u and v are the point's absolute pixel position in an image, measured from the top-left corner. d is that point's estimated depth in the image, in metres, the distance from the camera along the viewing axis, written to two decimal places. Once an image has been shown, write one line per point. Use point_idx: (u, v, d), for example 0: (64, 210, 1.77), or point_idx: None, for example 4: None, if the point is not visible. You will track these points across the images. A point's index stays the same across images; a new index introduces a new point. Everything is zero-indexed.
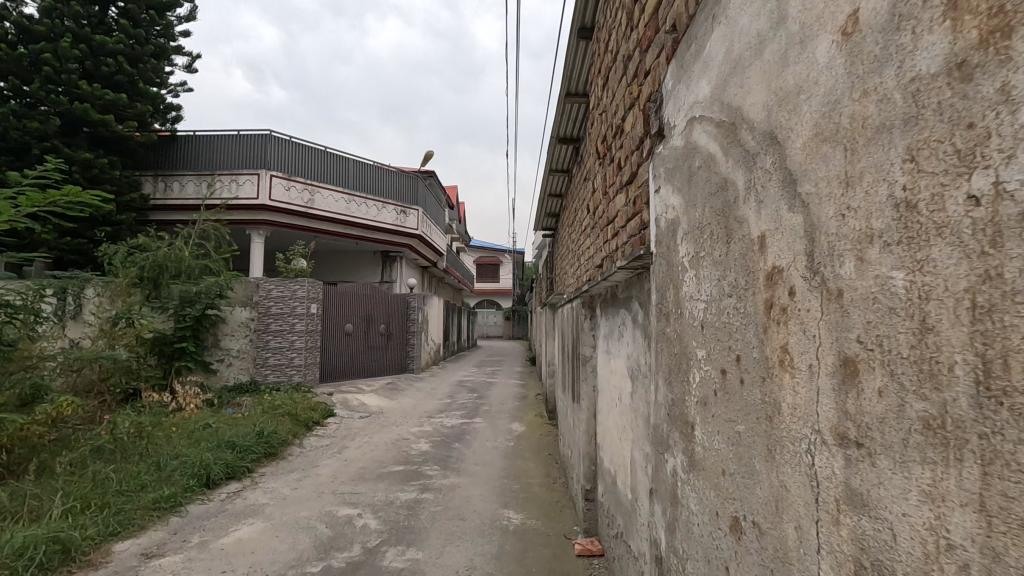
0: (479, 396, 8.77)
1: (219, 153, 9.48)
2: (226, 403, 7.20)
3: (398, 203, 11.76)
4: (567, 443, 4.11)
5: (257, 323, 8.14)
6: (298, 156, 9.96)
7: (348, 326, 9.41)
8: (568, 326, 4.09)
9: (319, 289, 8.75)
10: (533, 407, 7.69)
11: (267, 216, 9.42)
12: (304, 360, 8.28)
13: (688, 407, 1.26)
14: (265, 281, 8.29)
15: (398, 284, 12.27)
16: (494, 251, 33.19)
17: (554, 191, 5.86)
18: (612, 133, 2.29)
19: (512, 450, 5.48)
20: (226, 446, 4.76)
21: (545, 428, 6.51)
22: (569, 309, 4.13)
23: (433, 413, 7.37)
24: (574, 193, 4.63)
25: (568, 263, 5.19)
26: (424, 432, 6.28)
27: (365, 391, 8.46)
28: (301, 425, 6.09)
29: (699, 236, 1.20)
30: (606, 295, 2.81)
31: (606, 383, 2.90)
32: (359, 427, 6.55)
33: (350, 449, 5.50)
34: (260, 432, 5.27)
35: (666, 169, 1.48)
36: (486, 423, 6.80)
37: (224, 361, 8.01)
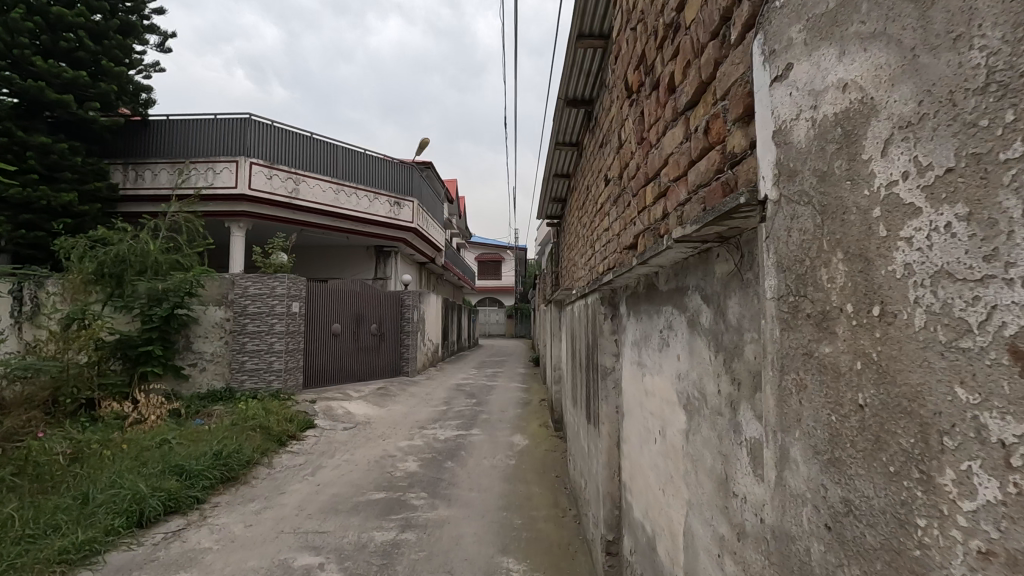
0: (478, 402, 8.01)
1: (194, 139, 8.73)
2: (195, 413, 6.47)
3: (392, 194, 11.01)
4: (581, 473, 3.35)
5: (233, 324, 7.40)
6: (282, 142, 9.22)
7: (336, 326, 8.65)
8: (581, 329, 3.34)
9: (302, 285, 7.95)
10: (537, 416, 6.93)
11: (247, 208, 8.69)
12: (285, 363, 7.47)
13: (933, 556, 0.51)
14: (241, 278, 7.52)
15: (392, 282, 11.55)
16: (495, 247, 32.36)
17: (559, 173, 5.11)
18: (656, 43, 1.55)
19: (514, 471, 4.72)
20: (172, 471, 4.02)
21: (551, 442, 5.75)
22: (582, 307, 3.37)
23: (426, 424, 6.61)
24: (586, 169, 3.88)
25: (578, 254, 4.46)
26: (413, 448, 5.51)
27: (352, 398, 7.71)
28: (272, 441, 5.34)
29: (991, 114, 0.46)
30: (639, 288, 2.07)
31: (638, 409, 2.14)
32: (341, 441, 5.80)
33: (325, 471, 4.75)
34: (218, 451, 4.51)
35: (813, 23, 0.73)
36: (484, 436, 6.03)
37: (197, 365, 7.28)
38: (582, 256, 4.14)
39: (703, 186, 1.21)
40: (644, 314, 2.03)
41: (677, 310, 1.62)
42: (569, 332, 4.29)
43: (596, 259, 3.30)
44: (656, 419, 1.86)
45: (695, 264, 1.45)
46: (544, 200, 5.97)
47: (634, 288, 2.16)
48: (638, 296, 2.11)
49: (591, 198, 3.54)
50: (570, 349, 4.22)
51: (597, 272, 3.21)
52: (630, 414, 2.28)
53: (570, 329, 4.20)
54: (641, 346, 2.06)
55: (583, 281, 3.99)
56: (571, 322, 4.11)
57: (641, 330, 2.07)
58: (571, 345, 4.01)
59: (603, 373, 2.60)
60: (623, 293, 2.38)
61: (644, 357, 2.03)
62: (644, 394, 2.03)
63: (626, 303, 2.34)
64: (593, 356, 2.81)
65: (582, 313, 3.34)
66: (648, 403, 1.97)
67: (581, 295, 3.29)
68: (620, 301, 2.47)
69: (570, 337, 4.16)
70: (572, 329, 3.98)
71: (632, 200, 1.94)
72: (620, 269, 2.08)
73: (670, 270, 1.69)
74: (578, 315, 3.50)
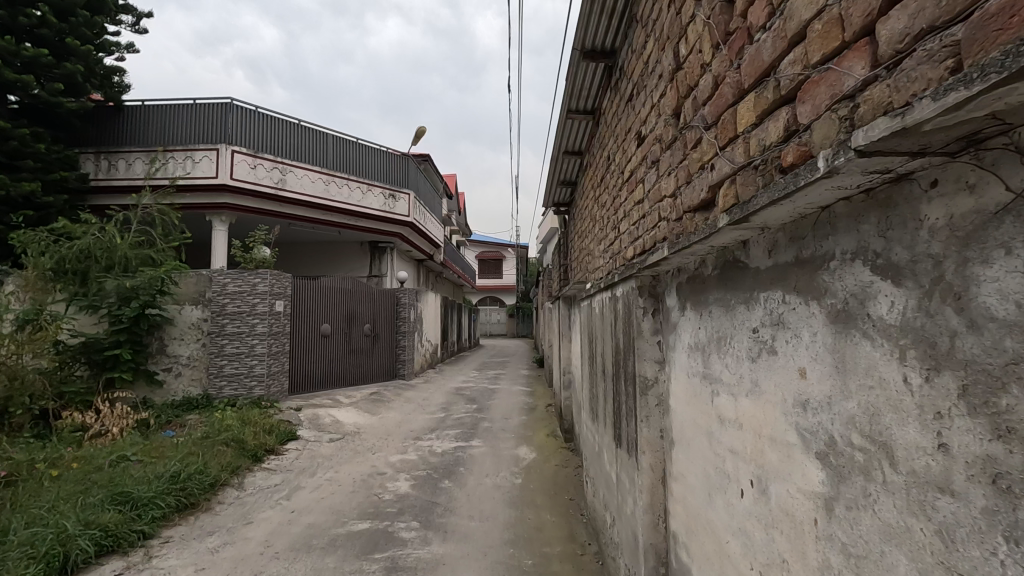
0: (478, 409, 7.39)
1: (172, 125, 8.10)
2: (166, 423, 5.84)
3: (386, 185, 10.38)
4: (605, 504, 2.74)
5: (210, 325, 6.76)
6: (267, 130, 8.58)
7: (325, 326, 8.03)
8: (605, 329, 2.71)
9: (286, 282, 7.31)
10: (544, 425, 6.30)
11: (229, 200, 8.07)
12: (269, 368, 6.83)
13: None
14: (219, 274, 6.86)
15: (388, 280, 10.93)
16: (495, 245, 31.65)
17: (570, 150, 4.46)
18: None
19: (520, 493, 4.11)
20: (116, 500, 3.37)
21: (560, 455, 5.14)
22: (605, 300, 2.75)
23: (422, 434, 5.99)
24: (606, 136, 3.24)
25: (594, 242, 3.84)
26: (406, 464, 4.89)
27: (341, 405, 7.08)
28: (244, 456, 4.71)
29: None
30: (709, 269, 1.47)
31: (704, 441, 1.52)
32: (325, 455, 5.18)
33: (303, 494, 4.13)
34: (175, 472, 3.88)
35: None
36: (486, 448, 5.41)
37: (172, 370, 6.66)
38: (600, 241, 3.51)
39: (944, 24, 0.58)
40: (720, 306, 1.41)
41: (802, 299, 1.00)
42: (585, 332, 3.67)
43: (625, 243, 2.67)
44: (747, 465, 1.23)
45: (858, 213, 0.82)
46: (550, 185, 5.33)
47: (700, 269, 1.53)
48: (707, 279, 1.49)
49: (616, 169, 2.90)
50: (586, 352, 3.59)
51: (630, 257, 2.57)
52: (689, 447, 1.66)
53: (586, 327, 3.57)
54: (715, 351, 1.43)
55: (604, 271, 3.36)
56: (587, 320, 3.49)
57: (715, 330, 1.44)
58: (589, 348, 3.38)
59: (642, 386, 1.98)
60: (677, 277, 1.75)
61: (720, 370, 1.41)
62: (719, 424, 1.41)
63: (682, 290, 1.72)
64: (625, 365, 2.19)
65: (605, 308, 2.71)
66: (728, 438, 1.35)
67: (604, 285, 2.66)
68: (671, 289, 1.84)
69: (586, 337, 3.54)
70: (589, 330, 3.37)
71: (702, 136, 1.31)
72: (680, 241, 1.45)
73: (783, 233, 1.06)
74: (600, 311, 2.88)
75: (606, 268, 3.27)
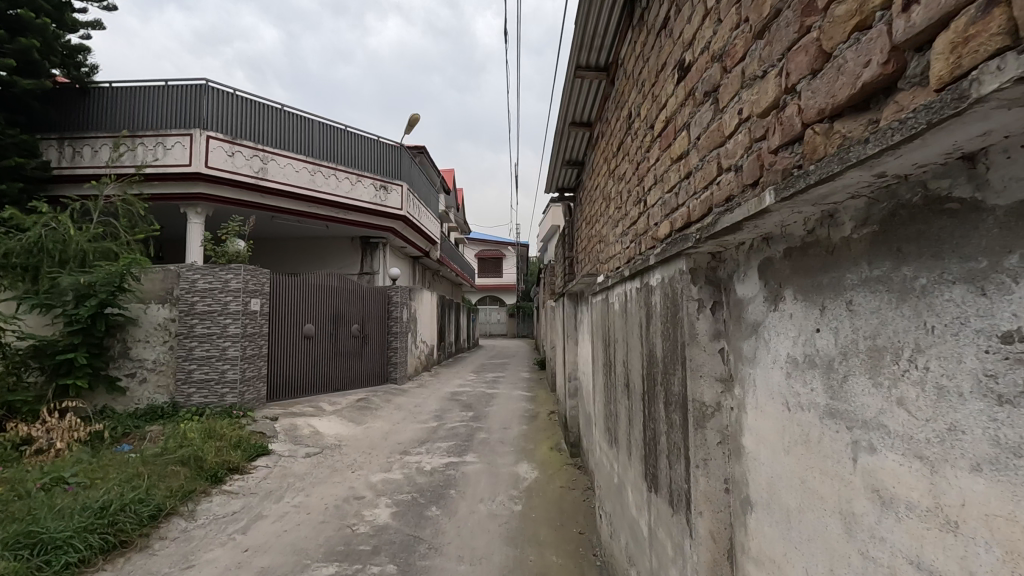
0: (475, 417, 6.75)
1: (142, 109, 7.46)
2: (124, 437, 5.20)
3: (377, 176, 9.76)
4: (630, 559, 2.11)
5: (178, 325, 6.12)
6: (248, 115, 7.95)
7: (308, 327, 7.40)
8: (630, 329, 2.08)
9: (264, 278, 6.65)
10: (547, 437, 5.66)
11: (204, 190, 7.46)
12: (243, 373, 6.19)
13: None
14: (187, 269, 6.21)
15: (380, 277, 10.30)
16: (495, 243, 30.96)
17: (578, 122, 3.83)
18: None
19: (520, 523, 3.48)
20: (18, 545, 2.74)
21: (566, 473, 4.51)
22: (628, 294, 2.12)
23: (410, 447, 5.35)
24: (627, 89, 2.61)
25: (608, 226, 3.21)
26: (390, 485, 4.26)
27: (324, 413, 6.45)
28: (199, 478, 4.06)
29: None
30: (849, 227, 0.84)
31: (833, 529, 0.88)
32: (298, 474, 4.55)
33: (263, 525, 3.50)
34: (103, 504, 3.23)
35: None
36: (482, 465, 4.78)
37: (136, 376, 6.02)
38: (617, 222, 2.88)
39: None
40: (875, 292, 0.78)
41: None
42: (597, 335, 3.05)
43: (657, 219, 2.05)
44: None
45: None
46: (553, 168, 4.70)
47: (823, 232, 0.90)
48: (844, 247, 0.85)
49: (642, 124, 2.28)
50: (599, 358, 2.96)
51: (665, 235, 1.94)
52: (788, 525, 1.02)
53: (599, 328, 2.94)
54: (864, 374, 0.80)
55: (623, 259, 2.75)
56: (600, 322, 2.86)
57: (862, 337, 0.81)
58: (603, 354, 2.76)
59: (696, 417, 1.35)
60: (766, 254, 1.11)
61: (876, 410, 0.78)
62: (879, 508, 0.77)
63: (773, 274, 1.09)
64: (665, 383, 1.55)
65: (629, 307, 2.08)
66: (906, 540, 0.72)
67: (629, 276, 2.04)
68: (750, 271, 1.20)
69: (600, 342, 2.91)
70: (604, 332, 2.74)
71: None
72: (795, 180, 0.82)
73: None
74: (621, 309, 2.25)
75: (626, 255, 2.64)
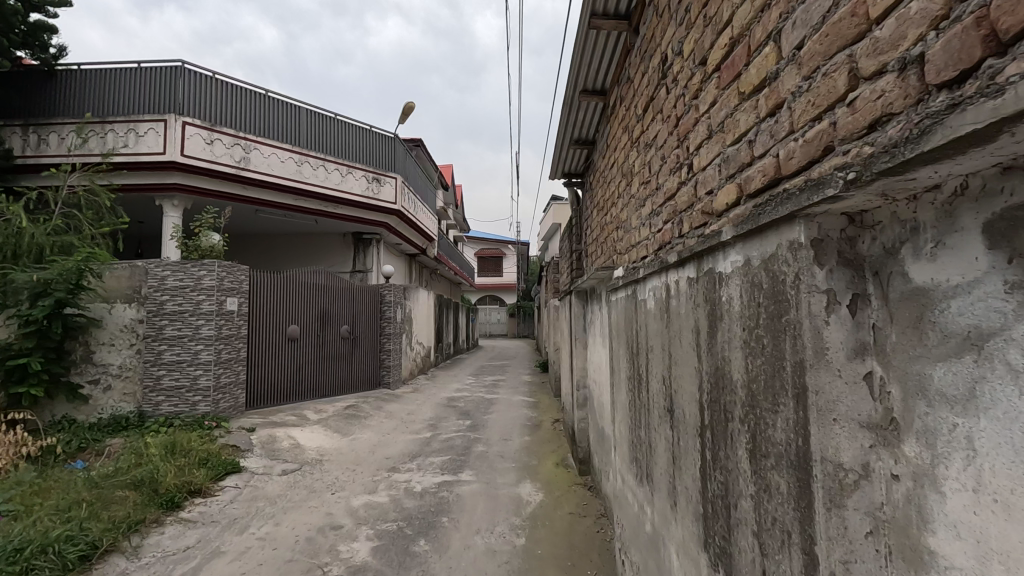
0: (473, 427, 6.21)
1: (113, 92, 6.90)
2: (79, 454, 4.63)
3: (369, 167, 9.20)
4: None
5: (146, 327, 5.56)
6: (229, 100, 7.40)
7: (293, 328, 6.86)
8: (675, 334, 1.53)
9: (241, 275, 6.06)
10: (552, 450, 5.09)
11: (181, 181, 6.91)
12: (217, 379, 5.59)
13: None
14: (156, 265, 5.64)
15: (373, 275, 9.73)
16: (495, 241, 30.34)
17: (589, 90, 3.28)
18: None
19: (523, 562, 2.94)
20: None
21: (575, 495, 3.97)
22: (671, 286, 1.57)
23: (399, 463, 4.79)
24: (658, 29, 2.07)
25: (630, 209, 2.66)
26: (374, 511, 3.71)
27: (308, 423, 5.91)
28: (151, 504, 3.51)
29: None
30: None
31: None
32: (270, 496, 4.00)
33: (219, 565, 2.95)
34: (17, 546, 2.72)
35: None
36: (480, 485, 4.23)
37: (100, 384, 5.46)
38: (645, 200, 2.33)
39: None
40: None
41: None
42: (617, 339, 2.49)
43: (715, 184, 1.50)
44: None
45: None
46: (560, 148, 4.15)
47: None
48: None
49: (685, 63, 1.73)
50: (620, 369, 2.41)
51: (730, 204, 1.39)
52: None
53: (620, 331, 2.40)
54: None
55: (653, 245, 2.20)
56: (624, 323, 2.32)
57: None
58: (628, 365, 2.21)
59: (829, 491, 0.80)
60: (1023, 200, 0.56)
61: None
62: None
63: None
64: (757, 423, 1.00)
65: (675, 304, 1.53)
66: None
67: (675, 263, 1.48)
68: (959, 236, 0.65)
69: (622, 349, 2.35)
70: (629, 334, 2.19)
71: None
72: None
73: None
74: (660, 308, 1.70)
75: (659, 240, 2.09)
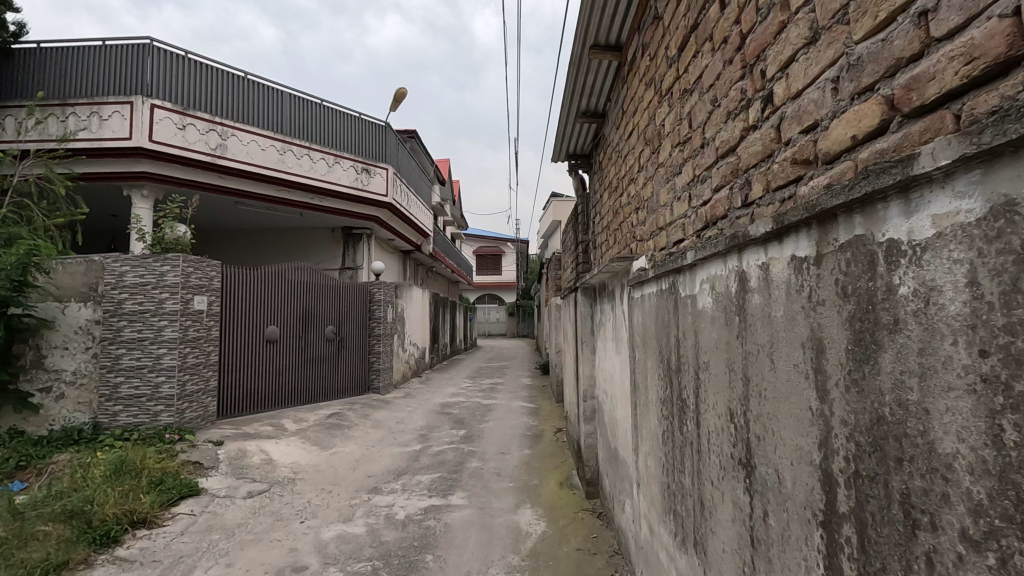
0: (467, 437, 5.66)
1: (76, 73, 6.34)
2: (19, 474, 4.06)
3: (358, 157, 8.64)
4: None
5: (103, 329, 4.98)
6: (203, 83, 6.85)
7: (272, 328, 6.33)
8: (760, 348, 0.97)
9: (212, 271, 5.48)
10: (555, 468, 4.53)
11: (149, 169, 6.34)
12: (181, 387, 5.01)
13: None
14: (114, 260, 5.07)
15: (364, 272, 9.19)
16: (494, 239, 29.78)
17: (601, 45, 2.72)
18: None
19: None
20: None
21: (583, 523, 3.42)
22: (754, 272, 1.00)
23: (382, 484, 4.23)
24: None
25: (657, 180, 2.11)
26: (346, 545, 3.15)
27: (285, 434, 5.36)
28: (79, 541, 2.96)
29: None
30: None
31: None
32: (228, 526, 3.44)
33: None
34: None
35: None
36: (472, 510, 3.68)
37: (51, 392, 4.88)
38: (683, 163, 1.77)
39: None
40: None
41: None
42: (641, 349, 1.94)
43: (829, 109, 0.95)
44: None
45: None
46: (566, 122, 3.59)
47: None
48: None
49: None
50: (646, 386, 1.86)
51: (872, 128, 0.83)
52: None
53: (647, 338, 1.84)
54: None
55: (698, 222, 1.64)
56: (653, 327, 1.76)
57: None
58: (661, 384, 1.66)
59: None
60: None
61: None
62: None
63: None
64: None
65: (762, 300, 0.96)
66: None
67: (765, 235, 0.92)
68: None
69: (650, 361, 1.80)
70: (663, 344, 1.64)
71: None
72: None
73: None
74: (723, 308, 1.14)
75: (709, 213, 1.54)
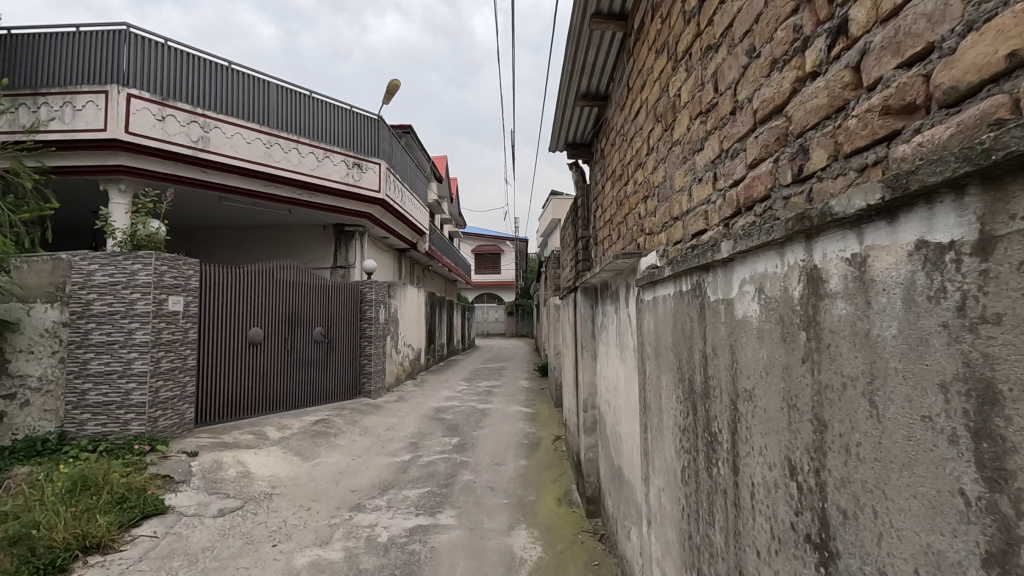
0: (460, 446, 5.34)
1: (49, 61, 6.01)
2: None
3: (350, 152, 8.32)
4: None
5: (71, 331, 4.66)
6: (184, 72, 6.52)
7: (255, 331, 5.99)
8: (852, 381, 0.66)
9: (189, 270, 5.16)
10: (553, 482, 4.21)
11: (126, 162, 6.01)
12: (154, 394, 4.69)
13: None
14: (83, 258, 4.74)
15: (356, 271, 8.87)
16: (493, 238, 29.46)
17: (604, 13, 2.40)
18: None
19: None
20: None
21: (582, 548, 3.10)
22: (836, 270, 0.69)
23: (365, 500, 3.90)
24: None
25: (671, 160, 1.80)
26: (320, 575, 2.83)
27: (266, 443, 5.04)
28: (18, 572, 2.64)
29: None
30: None
31: None
32: (192, 550, 3.12)
33: None
34: None
35: None
36: (462, 531, 3.35)
37: (15, 399, 4.56)
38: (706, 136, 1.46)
39: None
40: None
41: None
42: (654, 361, 1.62)
43: (956, 24, 0.63)
44: None
45: None
46: (566, 106, 3.27)
47: None
48: None
49: None
50: (659, 407, 1.55)
51: None
52: None
53: (661, 350, 1.53)
54: None
55: (728, 207, 1.32)
56: (670, 337, 1.44)
57: None
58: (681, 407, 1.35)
59: None
60: None
61: None
62: None
63: None
64: None
65: (857, 308, 0.65)
66: None
67: (865, 211, 0.62)
68: None
69: (666, 377, 1.48)
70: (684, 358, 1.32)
71: None
72: None
73: None
74: (782, 316, 0.82)
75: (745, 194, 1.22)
